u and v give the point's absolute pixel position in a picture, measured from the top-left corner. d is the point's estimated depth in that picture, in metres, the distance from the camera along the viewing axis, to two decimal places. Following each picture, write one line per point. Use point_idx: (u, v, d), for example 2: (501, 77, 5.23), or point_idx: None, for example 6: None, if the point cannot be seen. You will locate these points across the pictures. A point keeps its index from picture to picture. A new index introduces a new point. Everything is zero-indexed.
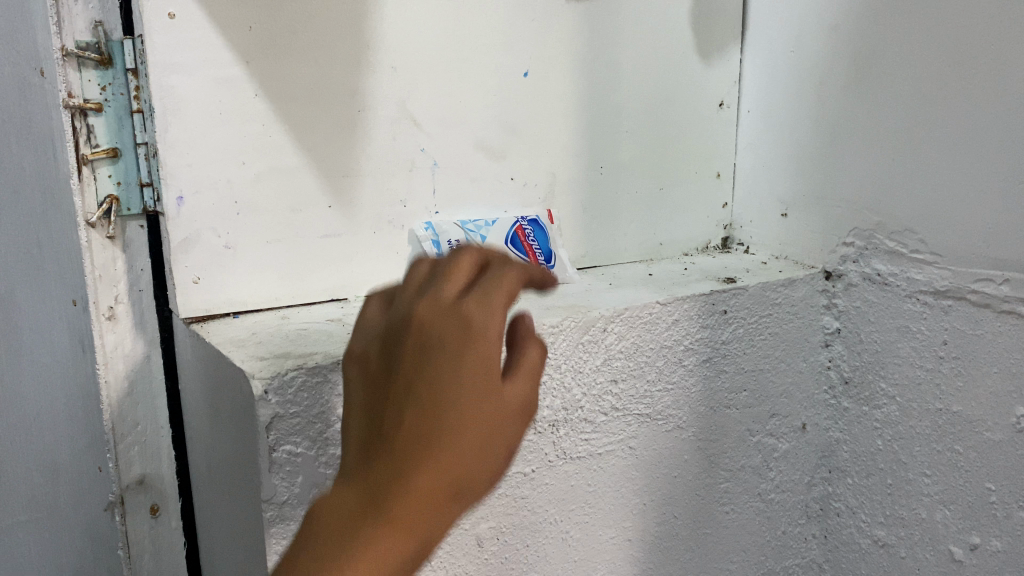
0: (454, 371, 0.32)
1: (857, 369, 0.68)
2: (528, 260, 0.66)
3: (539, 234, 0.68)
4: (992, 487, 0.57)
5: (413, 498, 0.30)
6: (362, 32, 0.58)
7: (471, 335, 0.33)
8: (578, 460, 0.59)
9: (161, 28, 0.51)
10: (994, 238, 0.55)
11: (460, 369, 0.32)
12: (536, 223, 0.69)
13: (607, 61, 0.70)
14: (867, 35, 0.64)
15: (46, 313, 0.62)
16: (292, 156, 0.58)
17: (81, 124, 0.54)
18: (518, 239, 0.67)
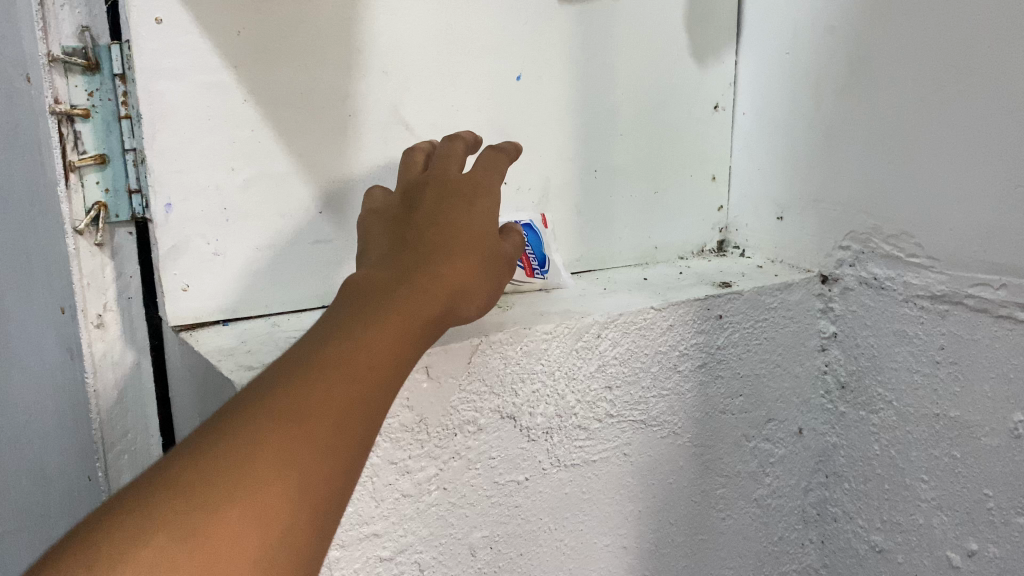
0: (466, 204, 0.45)
1: (853, 374, 0.68)
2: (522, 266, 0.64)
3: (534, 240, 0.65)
4: (990, 493, 0.56)
5: (425, 297, 0.39)
6: (352, 36, 0.57)
7: (477, 185, 0.47)
8: (572, 468, 0.59)
9: (148, 32, 0.51)
10: (991, 242, 0.54)
11: (471, 202, 0.45)
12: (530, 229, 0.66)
13: (601, 64, 0.70)
14: (863, 36, 0.63)
15: (36, 321, 0.61)
16: (282, 162, 0.57)
17: (68, 130, 0.54)
18: None
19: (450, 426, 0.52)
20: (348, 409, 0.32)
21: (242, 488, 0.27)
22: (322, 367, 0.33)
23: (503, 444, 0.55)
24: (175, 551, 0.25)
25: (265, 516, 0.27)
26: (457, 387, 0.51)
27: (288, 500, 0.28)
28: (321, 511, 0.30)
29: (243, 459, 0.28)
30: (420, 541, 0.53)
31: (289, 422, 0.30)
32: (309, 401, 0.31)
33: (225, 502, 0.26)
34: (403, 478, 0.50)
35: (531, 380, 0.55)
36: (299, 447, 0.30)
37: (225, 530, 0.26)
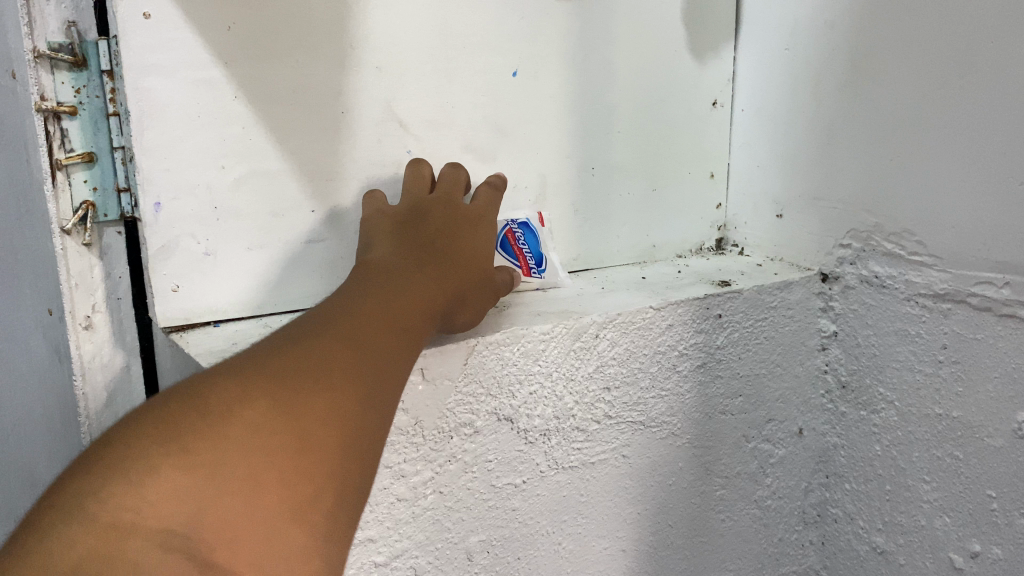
0: (472, 225, 0.55)
1: (854, 373, 0.67)
2: (518, 263, 0.65)
3: (531, 236, 0.67)
4: (993, 494, 0.56)
5: (438, 293, 0.46)
6: (345, 31, 0.56)
7: (480, 216, 0.56)
8: (570, 471, 0.58)
9: (136, 27, 0.49)
10: (995, 240, 0.53)
11: (476, 225, 0.55)
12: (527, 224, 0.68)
13: (599, 60, 0.69)
14: (865, 32, 0.62)
15: (24, 322, 0.60)
16: (274, 160, 0.56)
17: (55, 128, 0.52)
18: (508, 242, 0.66)
19: (446, 429, 0.51)
20: (382, 382, 0.38)
21: (302, 424, 0.32)
22: (362, 338, 0.39)
23: (500, 446, 0.54)
24: (250, 460, 0.30)
25: (319, 450, 0.32)
26: (452, 389, 0.50)
27: (337, 441, 0.34)
28: (358, 460, 0.35)
29: (303, 400, 0.33)
30: (416, 546, 0.52)
31: (339, 380, 0.36)
32: (353, 366, 0.37)
33: (288, 431, 0.32)
34: (398, 482, 0.50)
35: (528, 381, 0.54)
36: (346, 403, 0.35)
37: (289, 454, 0.31)
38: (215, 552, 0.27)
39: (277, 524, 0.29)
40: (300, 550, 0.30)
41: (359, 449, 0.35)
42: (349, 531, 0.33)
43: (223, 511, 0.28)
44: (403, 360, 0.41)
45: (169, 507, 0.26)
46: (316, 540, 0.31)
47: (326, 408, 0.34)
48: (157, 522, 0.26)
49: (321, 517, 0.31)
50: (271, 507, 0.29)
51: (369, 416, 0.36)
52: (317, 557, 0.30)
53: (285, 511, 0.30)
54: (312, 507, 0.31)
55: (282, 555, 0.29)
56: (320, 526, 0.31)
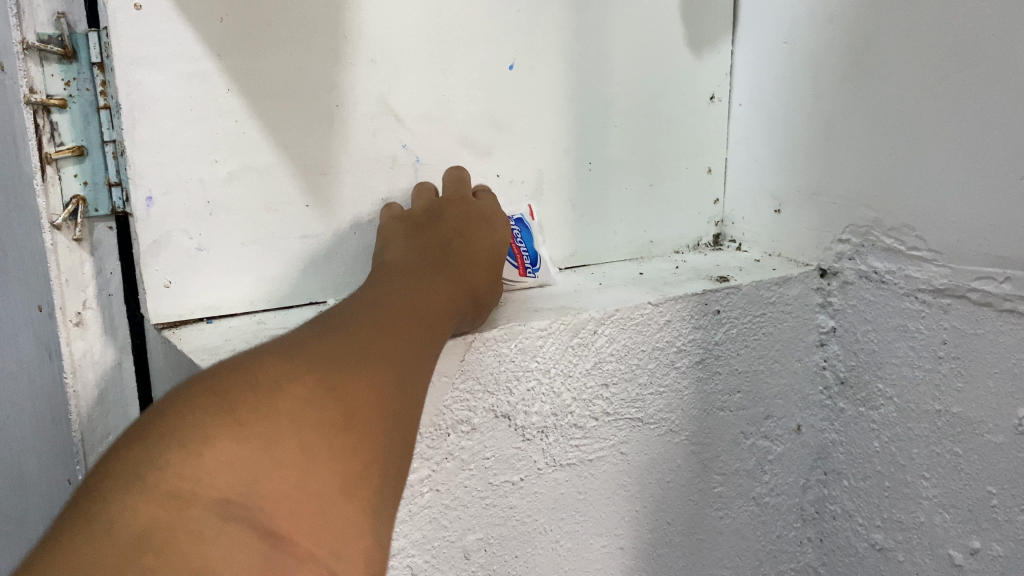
0: (485, 220, 0.59)
1: (853, 369, 0.67)
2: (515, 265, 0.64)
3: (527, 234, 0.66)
4: (993, 491, 0.55)
5: (460, 293, 0.50)
6: (340, 23, 0.56)
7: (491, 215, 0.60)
8: (568, 468, 0.58)
9: (126, 18, 0.49)
10: (995, 235, 0.53)
11: (489, 219, 0.59)
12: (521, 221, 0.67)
13: (596, 53, 0.68)
14: (864, 26, 0.62)
15: (13, 319, 0.59)
16: (267, 154, 0.55)
17: (44, 121, 0.51)
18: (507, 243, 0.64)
19: (443, 426, 0.50)
20: (415, 369, 0.41)
21: (344, 404, 0.35)
22: (392, 329, 0.42)
23: (497, 443, 0.53)
24: (298, 435, 0.32)
25: (360, 430, 0.34)
26: (449, 386, 0.50)
27: (377, 423, 0.36)
28: (396, 442, 0.37)
29: (344, 381, 0.36)
30: (412, 545, 0.51)
31: (374, 364, 0.38)
32: (386, 353, 0.39)
33: (331, 410, 0.34)
34: None
35: (526, 378, 0.53)
36: (383, 386, 0.37)
37: (333, 432, 0.33)
38: (272, 518, 0.28)
39: (326, 496, 0.31)
40: (351, 520, 0.31)
41: (396, 432, 0.37)
42: (391, 507, 0.35)
43: (275, 484, 0.29)
44: (433, 350, 0.44)
45: (225, 476, 0.28)
46: (364, 513, 0.32)
47: (364, 391, 0.36)
48: (215, 491, 0.28)
49: (366, 492, 0.33)
50: (321, 479, 0.31)
51: (405, 399, 0.38)
52: (366, 529, 0.32)
53: (333, 485, 0.31)
54: (356, 482, 0.33)
55: (335, 524, 0.30)
56: (365, 500, 0.33)
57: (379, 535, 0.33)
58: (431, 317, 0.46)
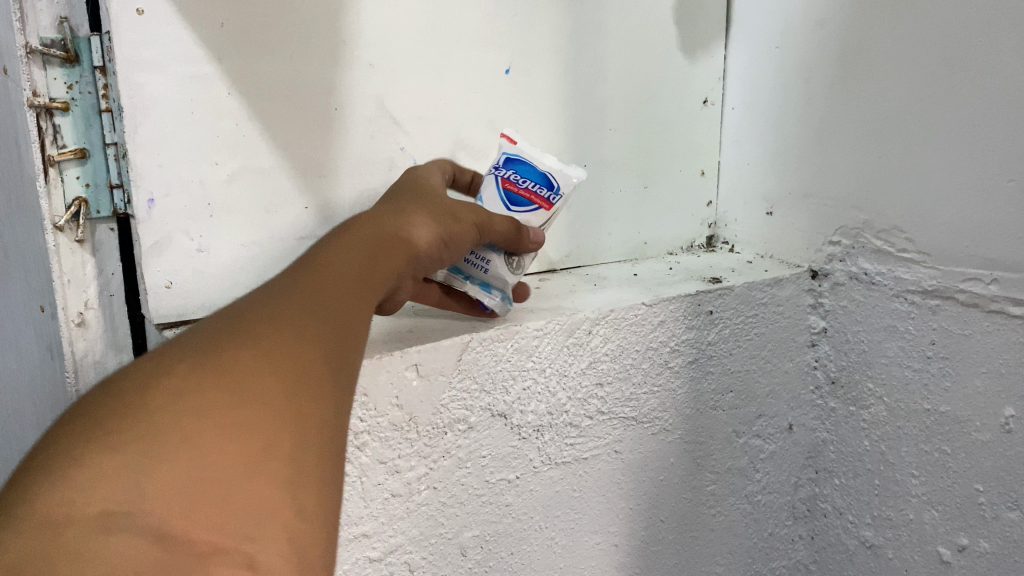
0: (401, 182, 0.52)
1: (843, 369, 0.68)
2: (538, 206, 0.54)
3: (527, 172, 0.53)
4: (980, 488, 0.57)
5: (378, 230, 0.44)
6: (338, 27, 0.56)
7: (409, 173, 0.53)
8: (564, 466, 0.59)
9: (129, 22, 0.49)
10: (982, 237, 0.54)
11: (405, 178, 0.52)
12: (511, 161, 0.54)
13: (591, 57, 0.69)
14: (855, 31, 0.63)
15: (17, 319, 0.60)
16: (266, 156, 0.56)
17: (47, 124, 0.52)
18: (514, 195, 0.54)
19: (440, 424, 0.51)
20: (334, 327, 0.34)
21: (233, 374, 0.28)
22: (302, 290, 0.35)
23: (494, 442, 0.54)
24: (176, 423, 0.25)
25: (271, 395, 0.28)
26: (446, 385, 0.51)
27: (285, 383, 0.29)
28: (321, 398, 0.30)
29: (230, 353, 0.29)
30: (410, 542, 0.52)
31: (274, 328, 0.31)
32: (290, 314, 0.32)
33: (214, 385, 0.27)
34: (393, 478, 0.50)
35: (522, 377, 0.54)
36: (287, 347, 0.30)
37: (220, 407, 0.26)
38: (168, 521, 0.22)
39: (230, 478, 0.24)
40: (272, 497, 0.25)
41: (319, 385, 0.30)
42: (336, 470, 0.28)
43: (171, 480, 0.23)
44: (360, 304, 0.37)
45: (93, 493, 0.22)
46: (289, 484, 0.26)
47: (261, 355, 0.29)
48: (83, 511, 0.22)
49: (288, 460, 0.26)
50: (218, 461, 0.24)
51: (326, 357, 0.32)
52: (296, 504, 0.25)
53: (239, 461, 0.25)
54: (271, 452, 0.26)
55: (252, 506, 0.24)
56: (292, 472, 0.26)
57: (319, 506, 0.26)
58: (350, 260, 0.40)
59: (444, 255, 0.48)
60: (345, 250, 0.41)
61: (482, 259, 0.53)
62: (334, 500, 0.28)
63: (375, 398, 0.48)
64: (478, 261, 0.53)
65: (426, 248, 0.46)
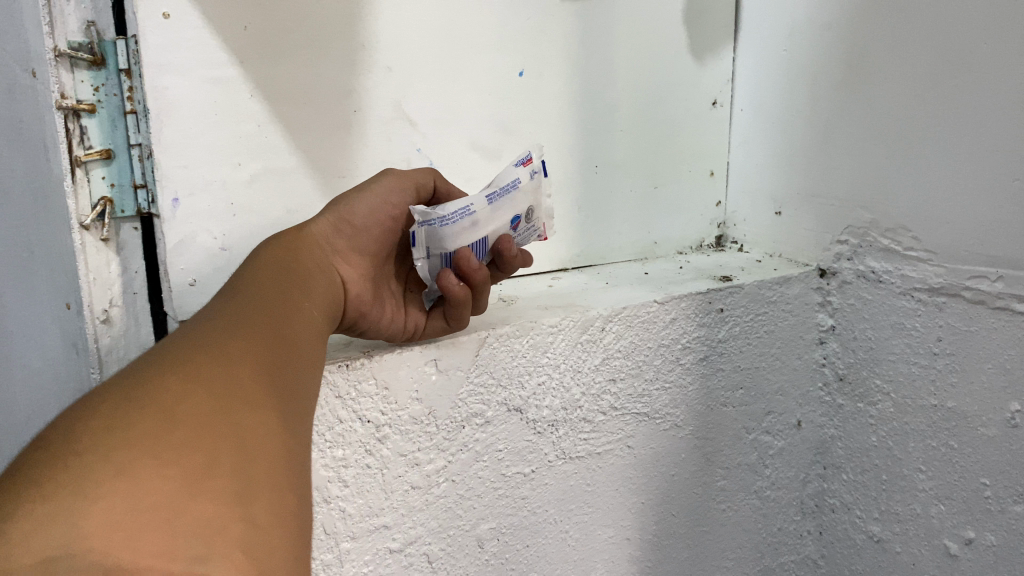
0: None
1: (851, 366, 0.69)
2: None
3: None
4: (987, 482, 0.58)
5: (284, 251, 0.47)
6: (358, 31, 0.58)
7: None
8: (577, 460, 0.60)
9: (155, 26, 0.50)
10: (988, 235, 0.55)
11: None
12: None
13: (602, 60, 0.70)
14: (861, 34, 0.64)
15: (42, 317, 0.61)
16: (287, 156, 0.58)
17: (74, 126, 0.53)
18: None
19: (458, 419, 0.52)
20: (258, 360, 0.37)
21: (159, 410, 0.30)
22: (219, 330, 0.37)
23: (510, 436, 0.55)
24: (112, 462, 0.26)
25: (192, 421, 0.30)
26: (464, 380, 0.52)
27: (214, 410, 0.31)
28: (253, 417, 0.33)
29: (153, 394, 0.31)
30: (429, 533, 0.53)
31: (196, 366, 0.33)
32: (210, 353, 0.35)
33: (141, 421, 0.29)
34: (413, 470, 0.51)
35: (537, 373, 0.55)
36: (211, 380, 0.33)
37: (152, 440, 0.28)
38: (113, 547, 0.23)
39: (177, 499, 0.26)
40: (217, 513, 0.27)
41: (244, 409, 0.33)
42: (277, 482, 0.31)
43: (111, 510, 0.24)
44: (282, 325, 0.41)
45: (39, 540, 0.23)
46: (233, 497, 0.28)
47: (186, 390, 0.31)
48: (31, 557, 0.22)
49: (228, 479, 0.29)
50: (160, 487, 0.26)
51: (253, 385, 0.35)
52: (243, 513, 0.28)
53: (174, 484, 0.27)
54: (211, 473, 0.28)
55: (203, 520, 0.26)
56: (227, 487, 0.28)
57: (268, 514, 0.29)
58: (266, 273, 0.44)
59: (362, 229, 0.51)
60: (258, 267, 0.45)
61: None
62: (285, 509, 0.31)
63: (395, 391, 0.49)
64: None
65: (335, 234, 0.50)
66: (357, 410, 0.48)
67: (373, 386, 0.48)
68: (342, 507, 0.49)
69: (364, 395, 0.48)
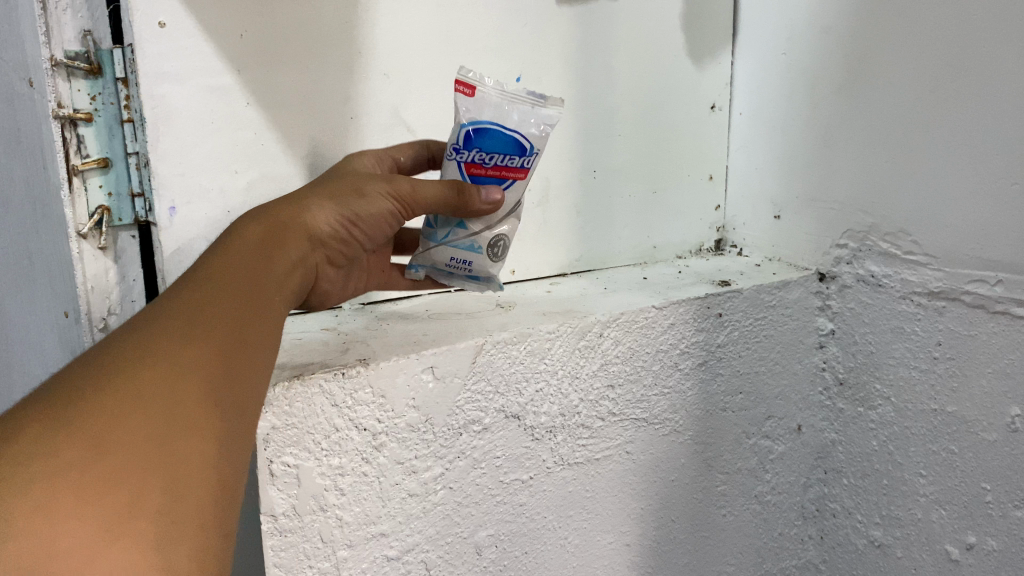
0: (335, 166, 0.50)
1: (852, 371, 0.69)
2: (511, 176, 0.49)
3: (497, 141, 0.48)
4: (988, 487, 0.57)
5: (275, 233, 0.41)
6: (355, 38, 0.58)
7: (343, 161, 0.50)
8: (576, 467, 0.59)
9: (152, 36, 0.50)
10: (987, 239, 0.55)
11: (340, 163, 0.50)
12: (479, 136, 0.47)
13: (600, 64, 0.70)
14: (860, 38, 0.64)
15: (42, 324, 0.61)
16: (285, 164, 0.58)
17: (71, 135, 0.53)
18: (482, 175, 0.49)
19: (455, 426, 0.52)
20: (210, 368, 0.34)
21: (93, 434, 0.29)
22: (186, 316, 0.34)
23: (507, 443, 0.55)
24: (30, 498, 0.26)
25: (123, 452, 0.29)
26: (462, 387, 0.52)
27: (152, 441, 0.30)
28: (192, 446, 0.31)
29: (87, 413, 0.29)
30: (426, 541, 0.53)
31: (138, 380, 0.31)
32: (157, 359, 0.32)
33: (67, 448, 0.28)
34: (409, 478, 0.51)
35: (535, 379, 0.55)
36: (151, 401, 0.31)
37: (75, 474, 0.28)
38: None
39: (93, 545, 0.27)
40: (130, 563, 0.28)
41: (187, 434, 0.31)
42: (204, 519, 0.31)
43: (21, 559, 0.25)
44: (242, 323, 0.36)
45: None
46: (150, 542, 0.29)
47: (126, 411, 0.30)
48: None
49: (146, 521, 0.29)
50: (76, 535, 0.27)
51: (200, 401, 0.32)
52: (158, 562, 0.29)
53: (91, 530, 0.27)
54: (127, 514, 0.28)
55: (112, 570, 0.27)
56: (146, 534, 0.29)
57: (185, 557, 0.30)
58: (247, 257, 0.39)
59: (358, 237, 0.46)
60: (242, 246, 0.40)
61: (461, 262, 0.51)
62: (203, 547, 0.31)
63: (392, 399, 0.49)
64: (459, 265, 0.52)
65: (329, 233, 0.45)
66: (354, 418, 0.48)
67: (369, 394, 0.48)
68: (339, 515, 0.49)
69: (361, 404, 0.48)
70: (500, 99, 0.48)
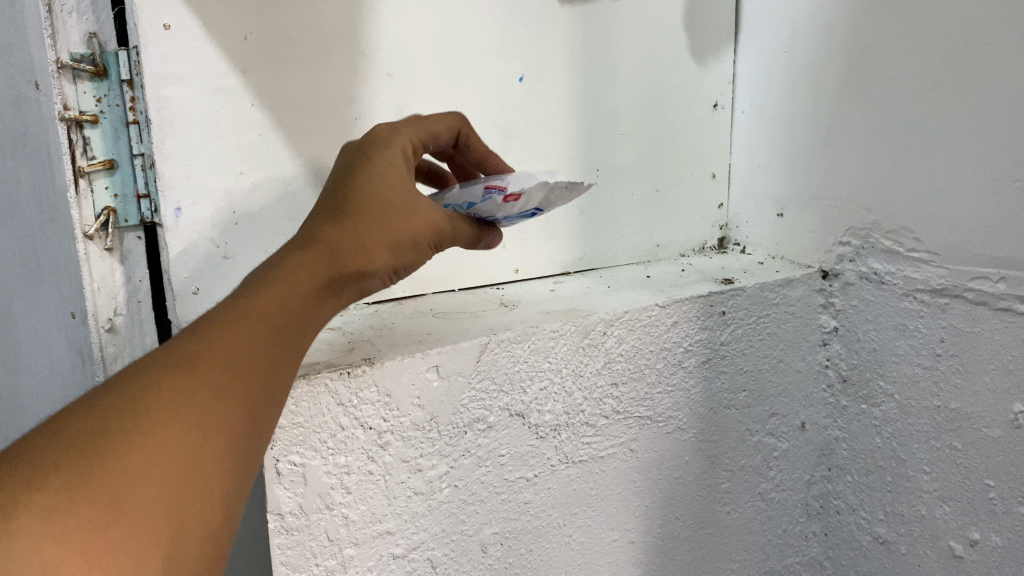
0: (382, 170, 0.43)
1: (855, 368, 0.69)
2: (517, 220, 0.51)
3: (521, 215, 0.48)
4: (991, 483, 0.57)
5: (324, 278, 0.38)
6: (358, 38, 0.58)
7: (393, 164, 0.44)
8: (580, 465, 0.60)
9: (157, 38, 0.50)
10: (990, 236, 0.55)
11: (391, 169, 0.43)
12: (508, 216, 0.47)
13: (602, 63, 0.70)
14: (862, 35, 0.64)
15: (50, 325, 0.62)
16: (289, 164, 0.58)
17: (77, 136, 0.53)
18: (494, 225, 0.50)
19: (460, 424, 0.53)
20: (231, 427, 0.32)
21: (120, 487, 0.27)
22: (220, 365, 0.33)
23: (512, 441, 0.55)
24: (49, 558, 0.25)
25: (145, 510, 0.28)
26: (467, 385, 0.52)
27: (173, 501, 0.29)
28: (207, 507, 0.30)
29: (115, 468, 0.27)
30: (432, 538, 0.53)
31: (169, 438, 0.29)
32: (183, 413, 0.30)
33: (89, 508, 0.26)
34: (415, 476, 0.51)
35: (539, 378, 0.55)
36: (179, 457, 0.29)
37: (97, 536, 0.26)
38: None
39: None
40: None
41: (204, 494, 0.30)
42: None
43: None
44: (268, 378, 0.35)
45: None
46: None
47: (156, 465, 0.29)
48: None
49: None
50: None
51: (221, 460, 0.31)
52: None
53: None
54: None
55: None
56: None
57: None
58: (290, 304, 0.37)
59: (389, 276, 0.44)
60: (288, 293, 0.37)
61: None
62: None
63: (397, 398, 0.49)
64: None
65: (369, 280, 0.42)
66: (359, 417, 0.48)
67: (374, 393, 0.48)
68: (345, 514, 0.49)
69: (366, 402, 0.48)
70: (542, 197, 0.45)
